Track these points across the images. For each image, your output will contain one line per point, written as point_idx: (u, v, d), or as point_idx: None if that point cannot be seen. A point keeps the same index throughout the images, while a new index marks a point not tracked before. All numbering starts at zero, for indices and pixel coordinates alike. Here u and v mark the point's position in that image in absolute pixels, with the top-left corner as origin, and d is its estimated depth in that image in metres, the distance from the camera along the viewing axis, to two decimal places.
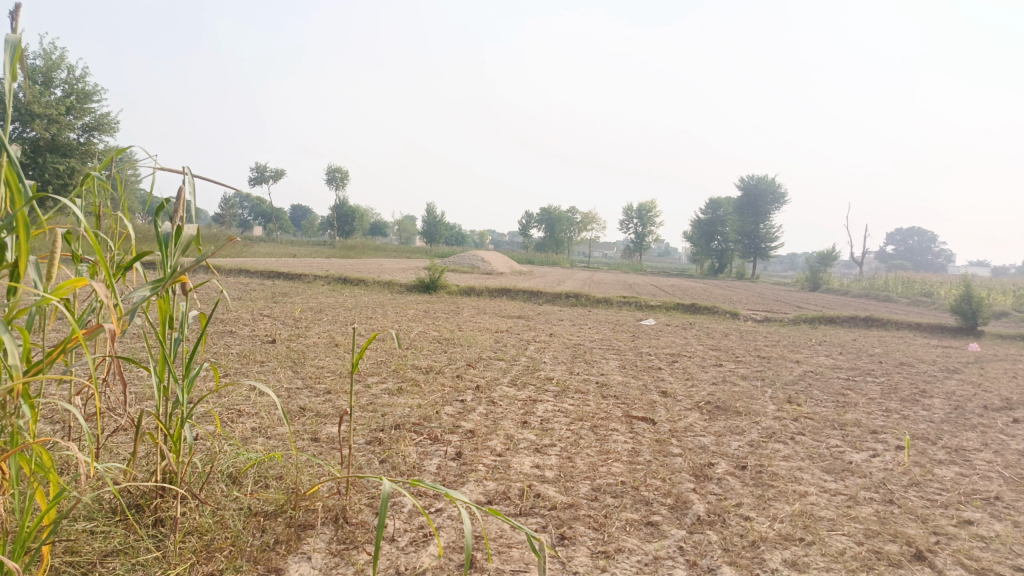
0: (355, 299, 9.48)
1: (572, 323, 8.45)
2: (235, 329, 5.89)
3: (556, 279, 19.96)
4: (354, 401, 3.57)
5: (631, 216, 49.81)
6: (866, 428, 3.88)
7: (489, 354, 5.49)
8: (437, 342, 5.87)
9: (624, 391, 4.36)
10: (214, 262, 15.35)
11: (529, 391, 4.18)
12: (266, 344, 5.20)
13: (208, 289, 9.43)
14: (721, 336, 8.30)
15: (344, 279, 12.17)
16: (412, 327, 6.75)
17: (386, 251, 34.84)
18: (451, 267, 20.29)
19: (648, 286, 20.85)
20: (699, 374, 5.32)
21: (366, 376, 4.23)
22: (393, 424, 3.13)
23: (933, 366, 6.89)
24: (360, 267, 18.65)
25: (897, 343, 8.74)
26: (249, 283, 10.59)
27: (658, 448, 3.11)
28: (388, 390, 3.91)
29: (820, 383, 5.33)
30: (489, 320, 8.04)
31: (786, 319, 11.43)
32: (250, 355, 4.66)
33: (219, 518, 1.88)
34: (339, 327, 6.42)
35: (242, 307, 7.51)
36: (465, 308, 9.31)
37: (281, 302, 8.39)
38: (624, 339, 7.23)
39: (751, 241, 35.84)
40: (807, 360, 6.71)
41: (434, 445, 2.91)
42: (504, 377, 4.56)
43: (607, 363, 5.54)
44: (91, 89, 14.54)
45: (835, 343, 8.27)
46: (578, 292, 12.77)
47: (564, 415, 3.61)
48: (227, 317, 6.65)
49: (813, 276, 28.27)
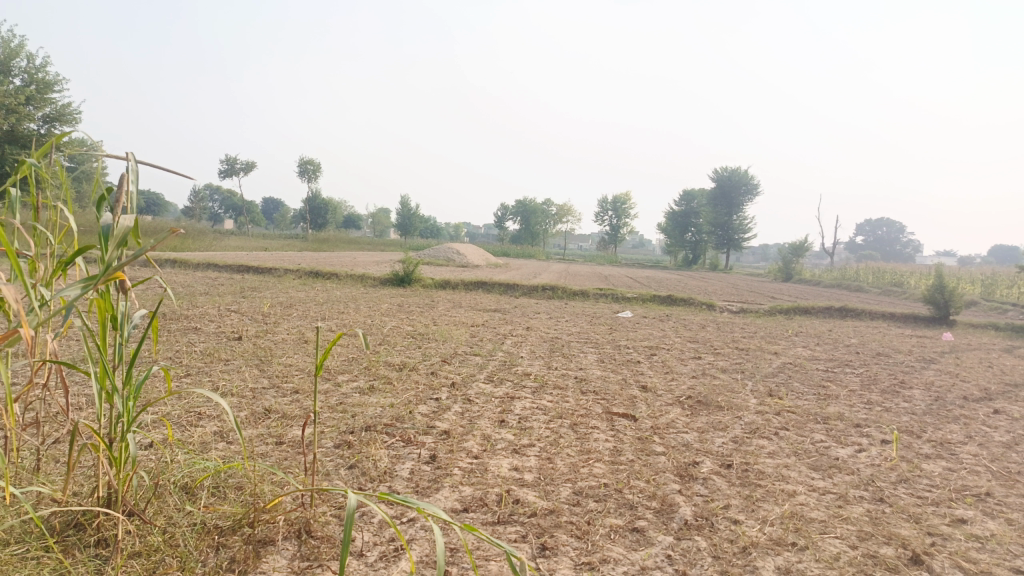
0: (326, 293, 9.27)
1: (549, 317, 8.32)
2: (200, 325, 5.67)
3: (531, 272, 19.83)
4: (323, 401, 3.41)
5: (606, 208, 49.82)
6: (850, 422, 3.80)
7: (465, 349, 5.35)
8: (411, 338, 5.71)
9: (604, 386, 4.24)
10: (181, 255, 15.00)
11: (506, 388, 4.05)
12: (232, 342, 4.99)
13: (174, 284, 9.16)
14: (699, 328, 8.23)
15: (316, 273, 11.93)
16: (385, 322, 6.58)
17: (360, 244, 34.48)
18: (425, 260, 20.07)
19: (623, 278, 20.83)
20: (679, 367, 5.22)
21: (336, 374, 4.07)
22: (363, 426, 2.98)
23: (910, 356, 6.88)
24: (333, 260, 18.35)
25: (873, 333, 8.75)
26: (217, 278, 10.30)
27: (641, 447, 3.00)
28: (358, 388, 3.75)
29: (800, 376, 5.26)
30: (464, 314, 7.88)
31: (762, 309, 11.42)
32: (215, 353, 4.46)
33: (169, 537, 1.72)
34: (309, 323, 6.22)
35: (209, 303, 7.27)
36: (440, 302, 9.14)
37: (250, 297, 8.16)
38: (601, 332, 7.12)
39: (724, 232, 35.92)
40: (785, 351, 6.66)
41: (406, 448, 2.76)
42: (480, 373, 4.43)
43: (585, 357, 5.43)
44: (52, 78, 14.09)
45: (812, 334, 8.24)
46: (553, 284, 12.68)
47: (543, 413, 3.48)
48: (192, 313, 6.42)
49: (786, 266, 28.47)
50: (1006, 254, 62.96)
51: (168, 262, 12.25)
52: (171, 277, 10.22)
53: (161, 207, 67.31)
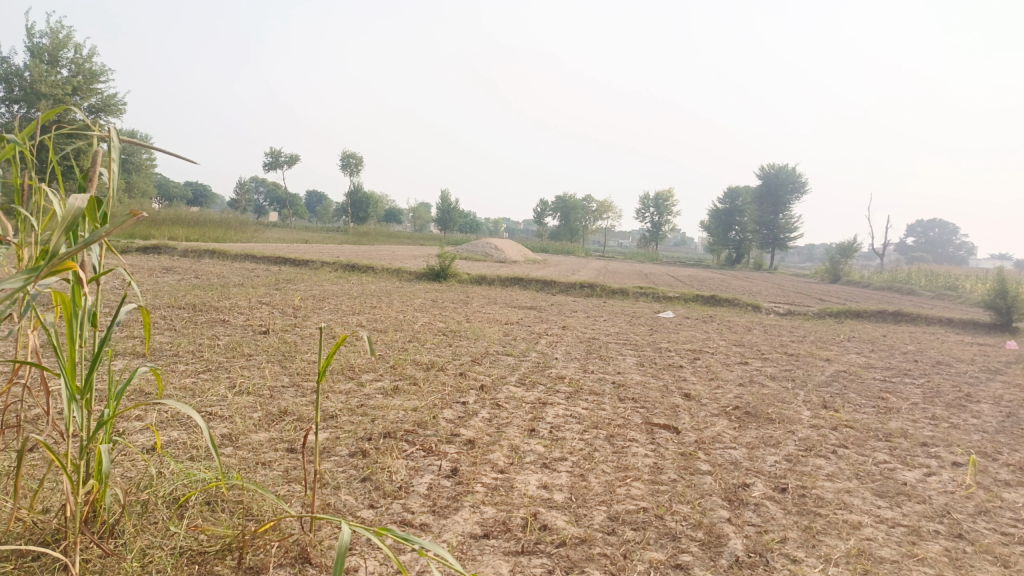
0: (361, 286, 9.15)
1: (586, 315, 8.05)
2: (227, 318, 5.54)
3: (569, 268, 19.53)
4: (344, 403, 3.22)
5: (647, 205, 49.10)
6: (916, 440, 3.46)
7: (497, 348, 5.11)
8: (443, 335, 5.50)
9: (643, 393, 3.96)
10: (221, 246, 15.10)
11: (538, 392, 3.80)
12: (257, 336, 4.85)
13: (209, 274, 9.13)
14: (744, 331, 7.87)
15: (351, 265, 11.82)
16: (417, 318, 6.39)
17: (400, 238, 34.58)
18: (463, 254, 19.94)
19: (664, 276, 20.37)
20: (724, 374, 4.90)
21: (360, 373, 3.87)
22: (382, 432, 2.77)
23: (973, 366, 6.42)
24: (371, 254, 18.29)
25: (930, 339, 8.28)
26: (253, 269, 10.26)
27: (684, 465, 2.73)
28: (382, 389, 3.55)
29: (855, 386, 4.90)
30: (498, 311, 7.64)
31: (810, 312, 10.95)
32: (238, 348, 4.30)
33: (146, 563, 1.53)
34: (338, 317, 6.06)
35: (241, 295, 7.18)
36: (475, 298, 8.93)
37: (283, 289, 8.07)
38: (641, 333, 6.82)
39: (769, 231, 35.04)
40: (838, 358, 6.28)
41: (427, 458, 2.54)
42: (511, 375, 4.19)
43: (624, 359, 5.16)
44: (98, 69, 14.26)
45: (866, 340, 7.81)
46: (592, 282, 12.39)
47: (577, 422, 3.23)
48: (222, 305, 6.31)
49: (832, 267, 27.65)
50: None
51: (207, 252, 12.28)
52: (208, 267, 10.23)
53: (208, 199, 68.77)
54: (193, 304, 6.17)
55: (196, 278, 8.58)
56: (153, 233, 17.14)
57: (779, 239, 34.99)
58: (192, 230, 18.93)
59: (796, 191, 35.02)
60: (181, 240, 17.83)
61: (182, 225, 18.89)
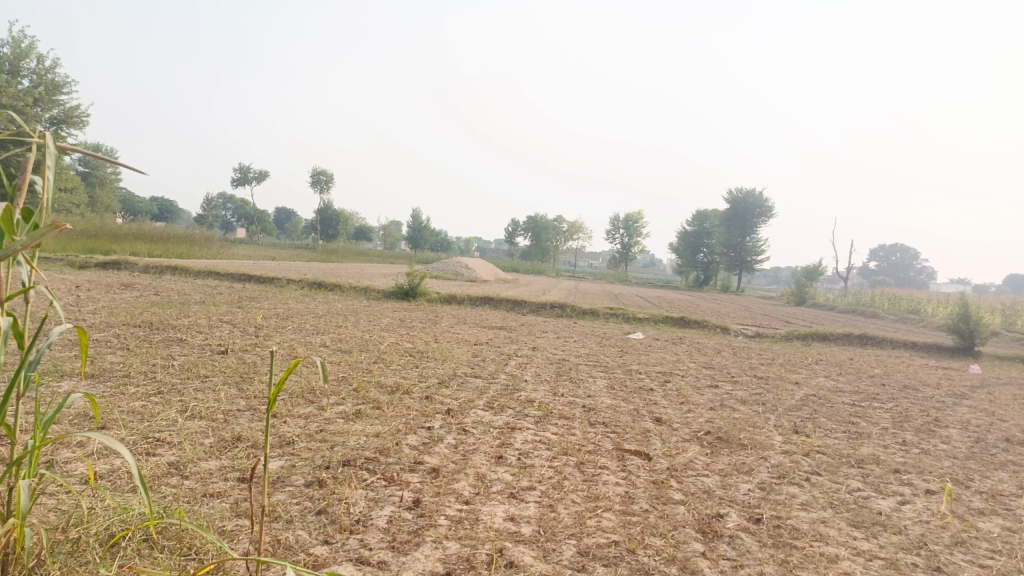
0: (327, 305, 8.97)
1: (557, 337, 7.97)
2: (185, 337, 5.34)
3: (540, 288, 19.49)
4: (303, 428, 3.07)
5: (618, 227, 49.45)
6: (889, 467, 3.42)
7: (465, 370, 4.99)
8: (409, 356, 5.36)
9: (614, 417, 3.87)
10: (185, 262, 14.77)
11: (506, 416, 3.69)
12: (216, 356, 4.66)
13: (170, 291, 8.88)
14: (713, 352, 7.85)
15: (318, 283, 11.61)
16: (384, 338, 6.25)
17: (370, 256, 34.31)
18: (433, 274, 19.78)
19: (634, 298, 20.43)
20: (695, 397, 4.84)
21: (321, 396, 3.72)
22: (341, 460, 2.64)
23: (939, 391, 6.46)
24: (340, 272, 18.05)
25: (896, 363, 8.35)
26: (216, 286, 10.02)
27: (656, 494, 2.63)
28: (343, 413, 3.41)
29: (826, 410, 4.87)
30: (467, 332, 7.52)
31: (778, 335, 11.00)
32: (194, 369, 4.12)
33: None
34: (302, 337, 5.89)
35: (202, 313, 6.97)
36: (444, 318, 8.80)
37: (246, 307, 7.87)
38: (611, 355, 6.75)
39: (737, 253, 35.46)
40: (807, 381, 6.27)
41: (388, 488, 2.42)
42: (479, 398, 4.08)
43: (594, 382, 5.07)
44: (60, 80, 13.95)
45: (834, 363, 7.85)
46: (563, 302, 12.33)
47: (546, 448, 3.12)
48: (181, 323, 6.10)
49: (799, 289, 28.06)
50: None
51: (169, 268, 11.99)
52: (169, 283, 9.95)
53: (174, 214, 67.76)
54: (150, 322, 5.96)
55: (156, 295, 8.33)
56: (114, 248, 16.74)
57: (746, 262, 35.44)
58: (156, 245, 18.54)
59: (763, 215, 35.53)
60: (143, 255, 17.44)
61: (145, 240, 18.50)
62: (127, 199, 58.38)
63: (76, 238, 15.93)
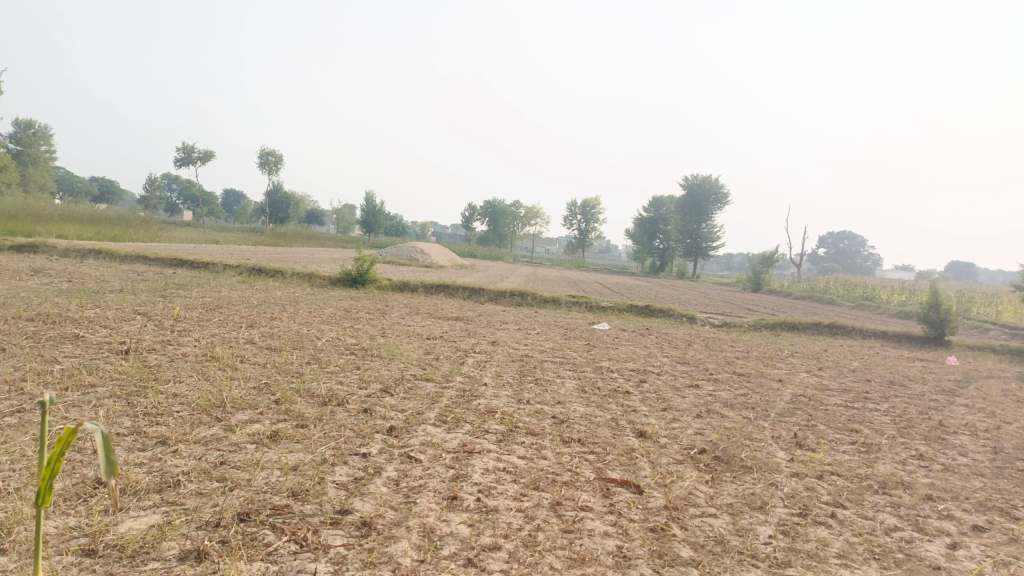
0: (265, 293, 8.16)
1: (517, 328, 7.33)
2: (82, 333, 4.52)
3: (497, 274, 18.85)
4: (197, 462, 2.37)
5: (574, 212, 48.94)
6: (920, 494, 2.86)
7: (414, 372, 4.31)
8: (350, 355, 4.65)
9: (591, 432, 3.25)
10: (113, 245, 13.66)
11: (461, 433, 3.04)
12: (111, 358, 3.88)
13: (84, 278, 7.96)
14: (686, 345, 7.32)
15: (259, 268, 10.76)
16: (324, 333, 5.52)
17: (321, 241, 33.10)
18: (386, 259, 18.91)
19: (596, 285, 19.95)
20: (676, 401, 4.25)
21: (231, 412, 3.01)
22: (237, 514, 1.98)
23: (927, 387, 6.00)
24: (288, 256, 17.05)
25: (873, 355, 7.96)
26: (142, 273, 9.10)
27: (658, 552, 2.00)
28: (254, 436, 2.70)
29: (821, 415, 4.33)
30: (419, 323, 6.82)
31: (746, 323, 10.57)
32: (76, 376, 3.34)
33: None
34: (228, 332, 5.11)
35: (114, 303, 6.13)
36: (394, 307, 8.08)
37: (170, 296, 7.01)
38: (577, 349, 6.12)
39: (693, 240, 35.28)
40: (791, 377, 5.76)
41: (298, 559, 1.75)
42: (429, 409, 3.40)
43: (562, 384, 4.44)
44: None
45: (811, 356, 7.39)
46: (520, 289, 11.69)
47: (512, 481, 2.48)
48: (84, 316, 5.25)
49: (755, 276, 28.05)
50: (963, 269, 63.82)
51: (93, 252, 10.98)
52: (86, 268, 9.00)
53: (116, 194, 64.96)
54: (46, 315, 5.10)
55: (66, 282, 7.42)
56: (38, 230, 15.53)
57: (702, 248, 35.28)
58: (86, 228, 17.27)
59: (719, 202, 35.33)
60: (72, 238, 16.23)
61: (73, 221, 17.19)
62: (63, 179, 55.57)
63: None
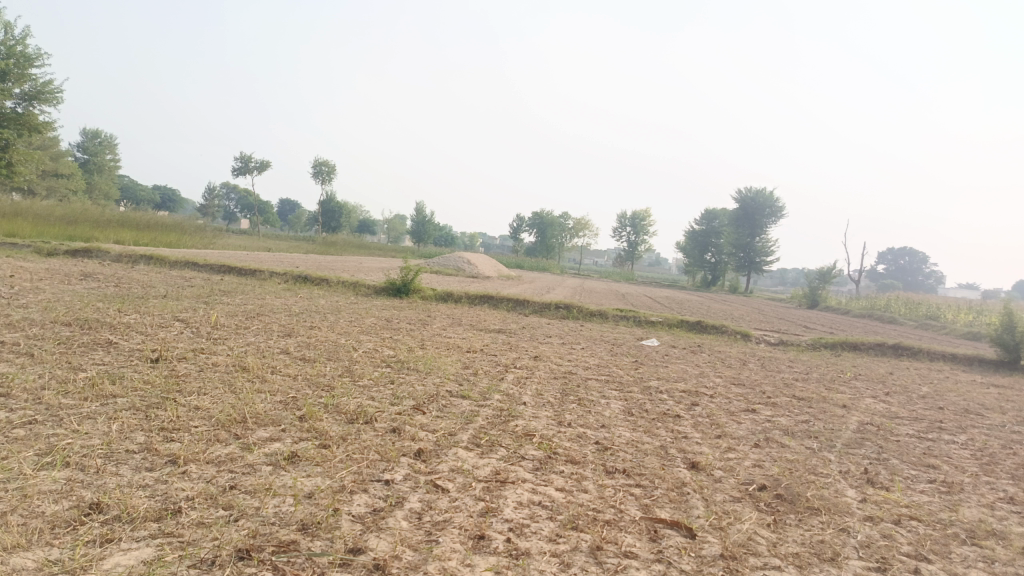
0: (307, 301, 8.08)
1: (562, 342, 7.07)
2: (115, 340, 4.43)
3: (544, 286, 18.60)
4: (205, 486, 2.19)
5: (624, 224, 48.37)
6: (1017, 548, 2.49)
7: (450, 388, 4.08)
8: (385, 368, 4.45)
9: (637, 462, 2.97)
10: (168, 251, 13.88)
11: (495, 459, 2.79)
12: (139, 366, 3.76)
13: (131, 282, 8.00)
14: (740, 364, 6.93)
15: (305, 275, 10.73)
16: (361, 343, 5.35)
17: (371, 250, 33.39)
18: (433, 269, 18.85)
19: (645, 298, 19.51)
20: (731, 428, 3.92)
21: (252, 429, 2.83)
22: (236, 550, 1.77)
23: (1007, 417, 5.51)
24: (337, 265, 17.10)
25: (944, 380, 7.42)
26: (190, 278, 9.14)
27: None
28: (272, 457, 2.50)
29: (893, 447, 3.94)
30: (460, 336, 6.60)
31: (803, 342, 10.07)
32: (98, 386, 3.21)
33: None
34: (263, 341, 4.97)
35: (154, 308, 6.08)
36: (436, 318, 7.90)
37: (212, 303, 6.96)
38: (624, 367, 5.82)
39: (746, 254, 34.39)
40: (857, 403, 5.35)
41: None
42: (462, 430, 3.16)
43: (607, 405, 4.15)
44: (34, 54, 13.15)
45: (876, 379, 6.92)
46: (566, 301, 11.41)
47: (547, 519, 2.22)
48: (121, 322, 5.18)
49: (811, 293, 27.17)
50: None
51: (145, 257, 11.13)
52: (136, 273, 9.08)
53: (177, 201, 66.93)
54: (83, 320, 5.05)
55: (113, 287, 7.46)
56: (96, 236, 15.90)
57: (755, 263, 34.34)
58: (142, 233, 17.63)
59: (775, 216, 34.35)
60: (128, 244, 16.59)
61: (131, 226, 17.58)
62: (127, 187, 57.52)
63: (55, 223, 15.07)
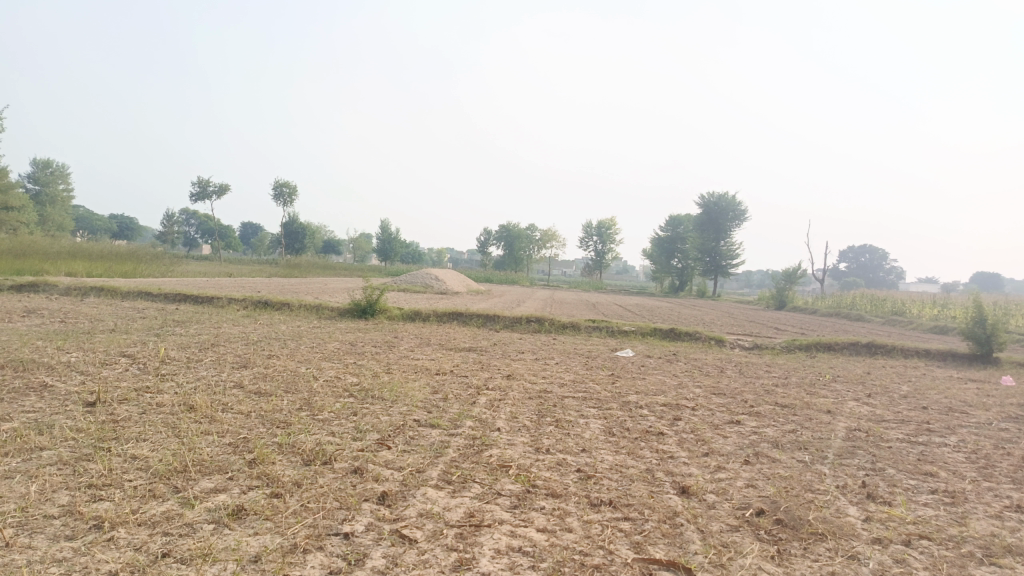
0: (267, 328, 7.72)
1: (535, 358, 6.82)
2: (50, 383, 4.06)
3: (514, 300, 18.39)
4: (133, 555, 1.89)
5: (591, 234, 48.48)
6: None
7: (419, 417, 3.80)
8: (348, 399, 4.15)
9: (624, 491, 2.73)
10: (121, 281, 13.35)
11: (469, 498, 2.53)
12: (74, 412, 3.41)
13: (77, 317, 7.56)
14: (718, 372, 6.75)
15: (265, 300, 10.34)
16: (323, 372, 5.03)
17: (336, 271, 32.84)
18: (400, 287, 18.48)
19: (615, 307, 19.38)
20: (718, 444, 3.70)
21: (194, 479, 2.53)
22: None
23: (991, 414, 5.39)
24: (302, 288, 16.66)
25: (922, 377, 7.33)
26: (143, 310, 8.70)
27: None
28: (214, 513, 2.21)
29: (886, 455, 3.75)
30: (428, 357, 6.32)
31: (777, 344, 9.95)
32: (23, 438, 2.88)
33: None
34: (216, 375, 4.63)
35: (100, 345, 5.69)
36: (403, 339, 7.60)
37: (164, 335, 6.57)
38: (601, 382, 5.58)
39: (712, 258, 34.59)
40: (841, 408, 5.18)
41: None
42: (432, 466, 2.89)
43: (587, 426, 3.90)
44: None
45: (855, 380, 6.79)
46: (538, 314, 11.19)
47: (529, 569, 1.96)
48: (61, 362, 4.80)
49: (778, 294, 27.33)
50: (991, 281, 62.32)
51: (95, 289, 10.63)
52: (84, 307, 8.62)
53: (135, 230, 65.35)
54: (18, 362, 4.66)
55: (57, 322, 7.03)
56: (46, 268, 15.29)
57: (722, 267, 34.53)
58: (96, 264, 16.99)
59: (738, 219, 34.61)
60: (81, 275, 15.97)
61: (83, 257, 16.94)
62: (83, 218, 56.09)
63: (1, 256, 14.43)
